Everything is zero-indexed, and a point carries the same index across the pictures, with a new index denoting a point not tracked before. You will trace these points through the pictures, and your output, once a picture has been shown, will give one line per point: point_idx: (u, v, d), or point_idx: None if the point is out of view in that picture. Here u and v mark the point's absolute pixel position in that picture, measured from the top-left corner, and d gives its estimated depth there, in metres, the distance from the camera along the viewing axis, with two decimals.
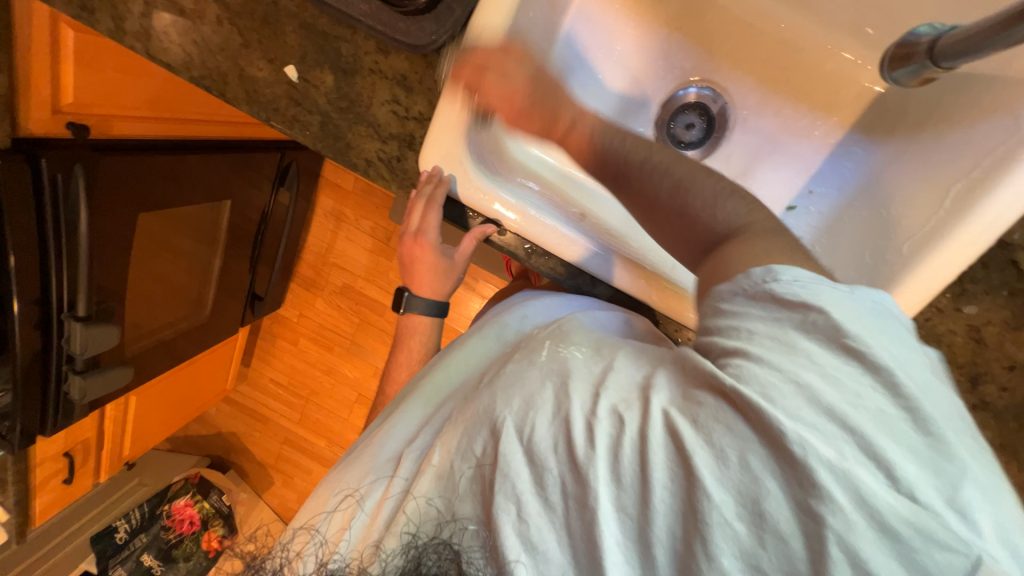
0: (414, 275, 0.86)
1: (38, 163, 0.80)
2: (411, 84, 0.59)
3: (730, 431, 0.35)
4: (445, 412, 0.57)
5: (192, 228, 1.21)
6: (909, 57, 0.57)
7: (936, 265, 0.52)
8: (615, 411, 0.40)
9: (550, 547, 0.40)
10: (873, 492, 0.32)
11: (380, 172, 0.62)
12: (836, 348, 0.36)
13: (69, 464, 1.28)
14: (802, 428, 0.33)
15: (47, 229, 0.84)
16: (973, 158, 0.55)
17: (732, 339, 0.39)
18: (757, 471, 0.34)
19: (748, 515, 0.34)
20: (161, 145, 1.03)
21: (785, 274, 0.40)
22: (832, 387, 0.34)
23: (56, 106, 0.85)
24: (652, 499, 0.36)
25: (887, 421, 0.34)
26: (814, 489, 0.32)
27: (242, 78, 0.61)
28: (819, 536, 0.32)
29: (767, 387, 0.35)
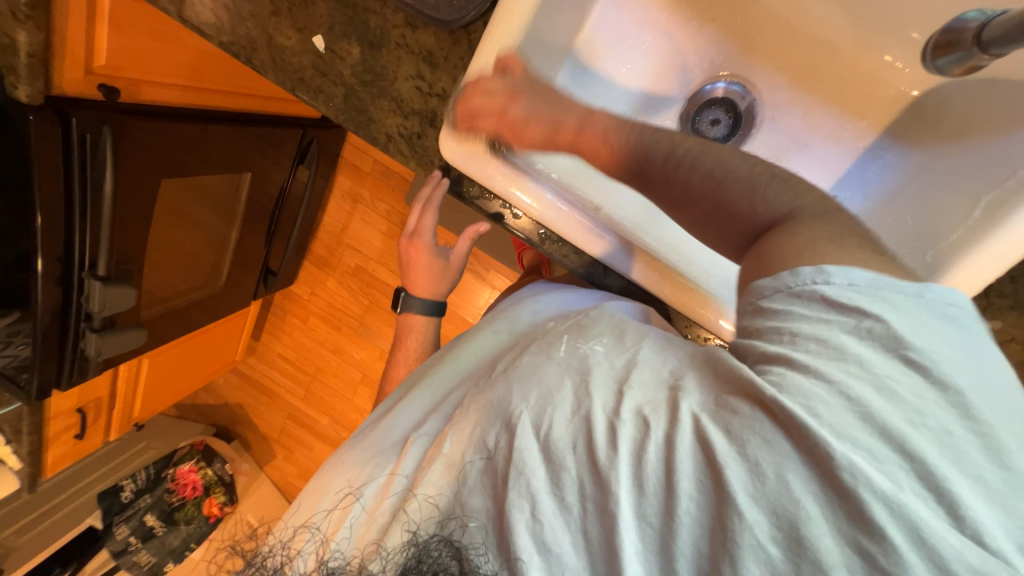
0: (411, 275, 0.93)
1: (69, 121, 0.82)
2: (437, 60, 0.59)
3: (768, 445, 0.35)
4: (455, 399, 0.57)
5: (212, 199, 1.23)
6: (955, 44, 0.56)
7: (963, 277, 0.51)
8: (639, 413, 0.40)
9: (565, 551, 0.41)
10: (930, 526, 0.31)
11: (399, 148, 0.62)
12: (894, 358, 0.35)
13: (81, 420, 1.32)
14: (853, 451, 0.33)
15: (74, 188, 0.86)
16: (1010, 163, 0.53)
17: (776, 344, 0.38)
18: (797, 491, 0.33)
19: (784, 538, 0.33)
20: (187, 114, 1.05)
21: (840, 275, 0.38)
22: (887, 406, 0.34)
23: (89, 67, 0.86)
24: (678, 510, 0.36)
25: (951, 444, 0.33)
26: (866, 523, 0.32)
27: (270, 46, 0.61)
28: (865, 569, 0.32)
29: (816, 402, 0.34)
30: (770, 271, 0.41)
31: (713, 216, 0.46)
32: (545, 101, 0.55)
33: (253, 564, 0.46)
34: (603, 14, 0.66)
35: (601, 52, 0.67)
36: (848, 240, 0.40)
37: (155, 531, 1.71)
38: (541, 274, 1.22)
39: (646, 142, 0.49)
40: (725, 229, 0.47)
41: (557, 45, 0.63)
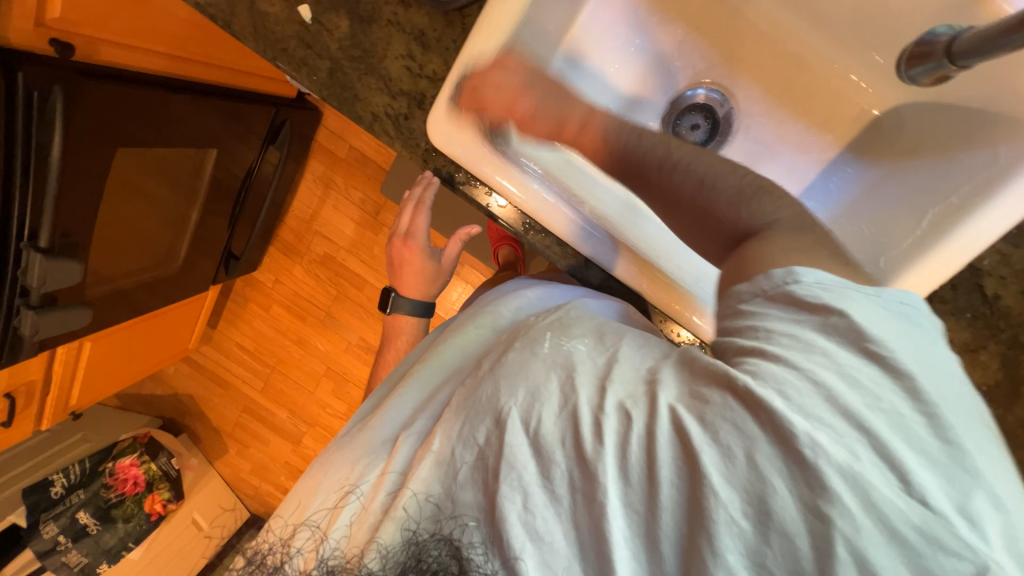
0: (404, 278, 0.92)
1: (15, 76, 0.74)
2: (429, 42, 0.58)
3: (736, 429, 0.36)
4: (442, 397, 0.56)
5: (172, 175, 1.16)
6: (927, 55, 0.57)
7: (911, 283, 0.55)
8: (621, 407, 0.40)
9: (557, 540, 0.41)
10: (881, 493, 0.33)
11: (385, 129, 0.61)
12: (856, 349, 0.36)
13: (9, 406, 1.21)
14: (815, 430, 0.34)
15: (15, 148, 0.78)
16: (953, 183, 0.58)
17: (751, 339, 0.39)
18: (764, 468, 0.35)
19: (755, 513, 0.34)
20: (150, 79, 0.98)
21: (807, 275, 0.40)
22: (846, 386, 0.35)
23: (41, 20, 0.80)
24: (660, 497, 0.37)
25: (903, 424, 0.35)
26: (824, 492, 0.33)
27: (252, 12, 0.59)
28: (826, 535, 0.33)
29: (784, 385, 0.35)
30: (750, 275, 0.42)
31: (708, 222, 0.47)
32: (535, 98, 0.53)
33: (253, 562, 0.52)
34: (593, 12, 0.68)
35: (591, 48, 0.69)
36: (806, 245, 0.43)
37: (87, 530, 1.58)
38: (517, 271, 1.23)
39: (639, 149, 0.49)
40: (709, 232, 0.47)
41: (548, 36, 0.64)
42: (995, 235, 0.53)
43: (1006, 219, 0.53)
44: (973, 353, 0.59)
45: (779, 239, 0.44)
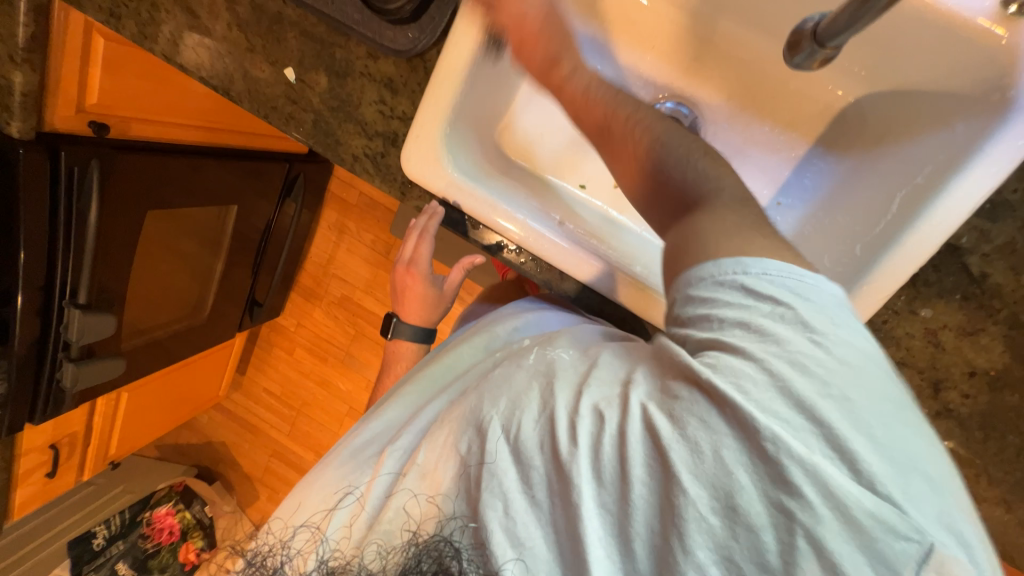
0: (405, 301, 0.93)
1: (59, 155, 0.87)
2: (397, 86, 0.64)
3: (703, 425, 0.36)
4: (433, 408, 0.58)
5: (197, 232, 1.27)
6: (798, 44, 0.57)
7: (888, 269, 0.55)
8: (595, 409, 0.40)
9: (536, 543, 0.42)
10: (838, 483, 0.34)
11: (365, 167, 0.67)
12: (805, 336, 0.37)
13: (53, 457, 1.29)
14: (774, 424, 0.34)
15: (60, 218, 0.90)
16: (915, 167, 0.59)
17: (705, 330, 0.40)
18: (731, 464, 0.35)
19: (722, 508, 0.35)
20: (176, 148, 1.10)
21: (755, 266, 0.40)
22: (802, 377, 0.36)
23: (81, 106, 0.92)
24: (632, 495, 0.38)
25: (855, 411, 0.35)
26: (787, 485, 0.34)
27: (246, 78, 0.67)
28: (788, 528, 0.34)
29: (744, 379, 0.36)
30: (698, 261, 0.43)
31: (660, 189, 0.49)
32: (515, 73, 0.55)
33: (252, 564, 0.50)
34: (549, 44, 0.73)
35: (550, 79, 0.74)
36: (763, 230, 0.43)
37: None
38: None
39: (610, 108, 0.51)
40: (665, 201, 0.49)
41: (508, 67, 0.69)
42: (960, 216, 0.53)
43: (974, 196, 0.53)
44: (971, 337, 0.57)
45: (731, 227, 0.43)
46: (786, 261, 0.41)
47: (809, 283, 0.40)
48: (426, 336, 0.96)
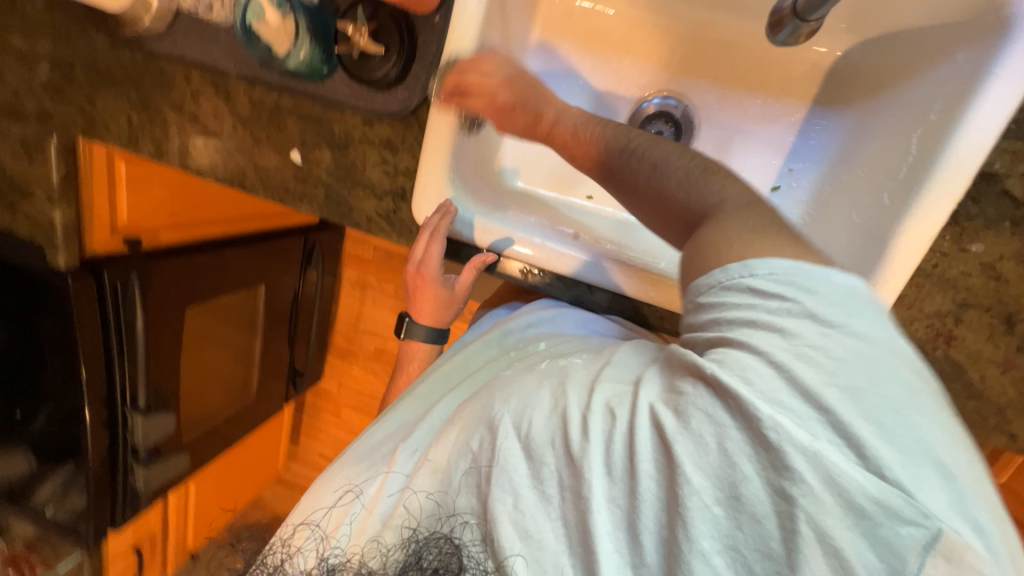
0: (417, 299, 0.81)
1: (101, 275, 0.94)
2: (396, 145, 0.66)
3: (709, 419, 0.35)
4: (445, 411, 0.58)
5: (234, 317, 1.33)
6: (780, 22, 0.57)
7: (919, 216, 0.54)
8: (607, 406, 0.40)
9: (546, 536, 0.41)
10: (844, 469, 0.32)
11: (381, 226, 0.70)
12: (814, 327, 0.36)
13: (138, 559, 1.35)
14: (778, 412, 0.33)
15: (111, 330, 0.98)
16: (925, 104, 0.57)
17: (715, 331, 0.40)
18: (734, 455, 0.34)
19: (726, 498, 0.34)
20: (201, 245, 1.16)
21: (763, 268, 0.39)
22: (809, 367, 0.34)
23: (114, 226, 0.97)
24: (640, 490, 0.37)
25: (864, 398, 0.34)
26: (788, 472, 0.33)
27: (257, 170, 0.71)
28: (790, 515, 0.33)
29: (745, 371, 0.35)
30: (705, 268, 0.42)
31: (664, 203, 0.49)
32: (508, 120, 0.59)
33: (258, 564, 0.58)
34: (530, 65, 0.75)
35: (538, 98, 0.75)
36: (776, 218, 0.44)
37: None
38: None
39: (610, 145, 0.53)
40: (671, 215, 0.49)
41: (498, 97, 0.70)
42: (984, 148, 0.51)
43: (993, 122, 0.51)
44: None
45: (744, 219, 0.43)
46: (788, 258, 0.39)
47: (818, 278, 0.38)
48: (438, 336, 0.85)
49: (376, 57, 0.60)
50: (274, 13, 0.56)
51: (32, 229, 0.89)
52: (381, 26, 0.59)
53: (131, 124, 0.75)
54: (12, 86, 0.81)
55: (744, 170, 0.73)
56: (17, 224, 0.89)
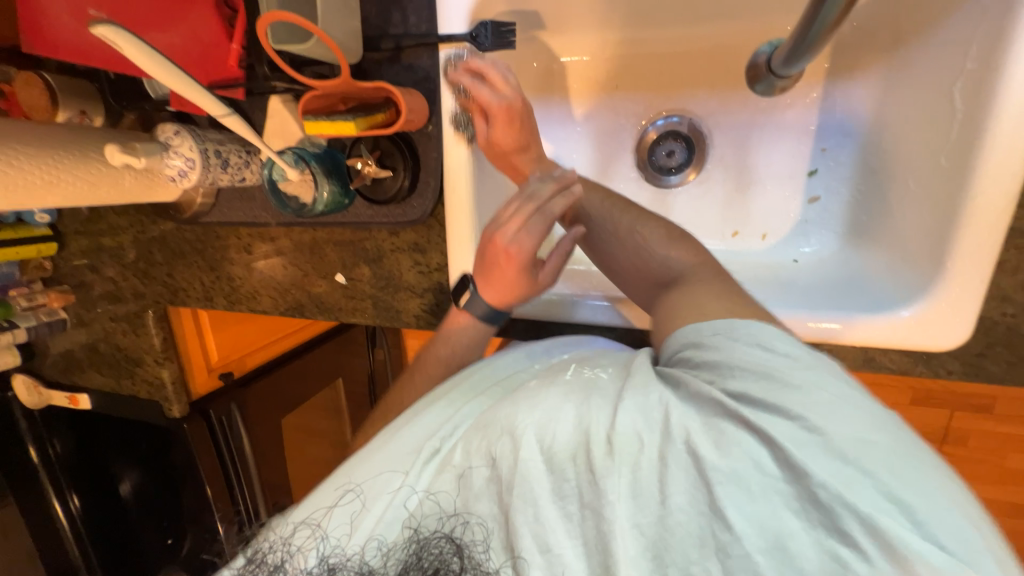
0: (489, 276, 0.58)
1: (208, 413, 1.07)
2: (424, 246, 0.70)
3: (755, 466, 0.38)
4: (471, 408, 0.53)
5: (322, 409, 1.44)
6: (758, 75, 0.67)
7: (989, 179, 0.48)
8: (637, 433, 0.42)
9: (565, 552, 0.42)
10: (891, 529, 0.35)
11: (428, 320, 0.73)
12: (835, 389, 0.40)
13: None
14: (828, 473, 0.36)
15: (225, 456, 1.11)
16: (959, 53, 0.51)
17: (730, 380, 0.42)
18: (778, 506, 0.37)
19: (767, 545, 0.37)
20: (279, 360, 1.27)
21: (743, 332, 0.44)
22: (841, 429, 0.38)
23: (209, 366, 1.10)
24: (671, 522, 0.40)
25: (903, 461, 0.37)
26: (835, 527, 0.36)
27: (312, 297, 0.78)
28: (840, 574, 0.36)
29: (786, 433, 0.38)
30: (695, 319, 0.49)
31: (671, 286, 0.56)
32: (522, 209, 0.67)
33: (252, 561, 0.52)
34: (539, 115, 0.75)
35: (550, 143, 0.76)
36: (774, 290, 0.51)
37: None
38: None
39: (602, 212, 0.62)
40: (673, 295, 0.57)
41: None
42: None
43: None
44: None
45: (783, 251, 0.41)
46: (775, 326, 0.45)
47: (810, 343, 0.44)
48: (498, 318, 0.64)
49: (387, 178, 0.65)
50: (292, 169, 0.61)
51: (148, 389, 1.02)
52: (384, 150, 0.64)
53: (205, 285, 0.86)
54: (108, 277, 0.96)
55: (770, 164, 0.69)
56: (138, 388, 1.04)
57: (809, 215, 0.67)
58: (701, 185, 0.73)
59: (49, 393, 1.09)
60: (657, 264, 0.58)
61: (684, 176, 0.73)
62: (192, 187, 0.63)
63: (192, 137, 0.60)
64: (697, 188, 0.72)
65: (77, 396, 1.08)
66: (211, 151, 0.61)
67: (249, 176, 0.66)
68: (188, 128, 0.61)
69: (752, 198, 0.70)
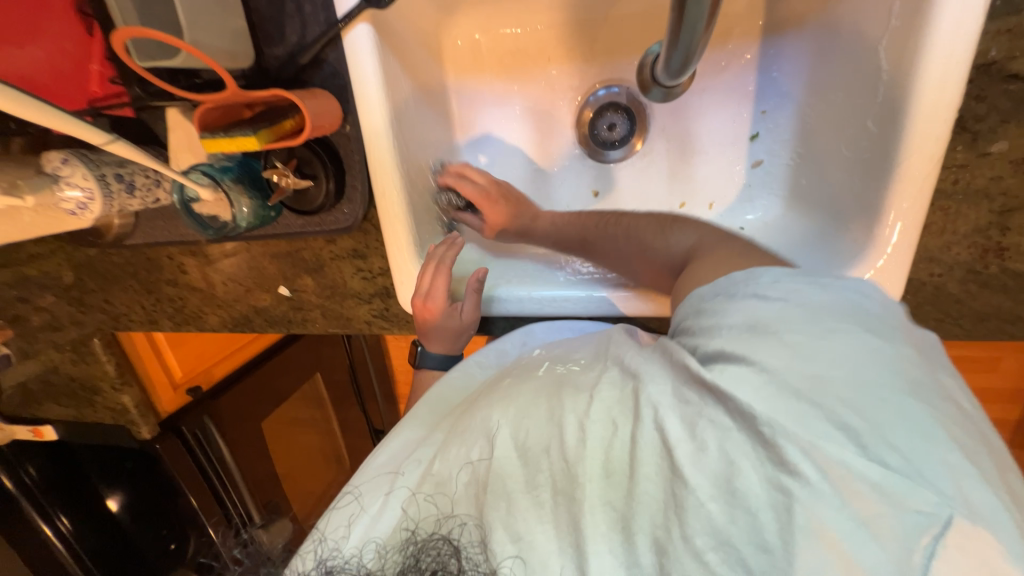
0: (423, 327, 0.65)
1: (181, 429, 1.06)
2: (364, 252, 0.67)
3: (713, 424, 0.37)
4: (442, 427, 0.57)
5: (306, 398, 1.43)
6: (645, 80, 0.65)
7: (914, 143, 0.47)
8: (609, 416, 0.42)
9: (536, 538, 0.41)
10: (841, 461, 0.34)
11: (381, 324, 0.71)
12: (812, 332, 0.39)
13: None
14: (774, 415, 0.36)
15: (206, 468, 1.11)
16: (881, 11, 0.49)
17: (711, 341, 0.42)
18: (731, 453, 0.36)
19: (722, 494, 0.36)
20: (252, 362, 1.22)
21: (766, 276, 0.45)
22: (793, 370, 0.37)
23: (174, 383, 1.07)
24: (637, 491, 0.39)
25: (864, 393, 0.36)
26: (785, 466, 0.34)
27: (257, 311, 0.76)
28: (787, 508, 0.34)
29: (743, 381, 0.37)
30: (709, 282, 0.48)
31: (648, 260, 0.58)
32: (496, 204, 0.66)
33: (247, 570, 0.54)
34: (462, 102, 0.71)
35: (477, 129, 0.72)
36: (714, 266, 0.50)
37: None
38: None
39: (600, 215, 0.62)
40: (657, 270, 0.57)
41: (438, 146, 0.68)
42: (966, 45, 0.44)
43: (969, 12, 0.44)
44: None
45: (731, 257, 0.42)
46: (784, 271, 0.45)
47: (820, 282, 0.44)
48: (450, 359, 0.71)
49: (310, 187, 0.61)
50: (205, 191, 0.57)
51: (111, 415, 1.00)
52: (301, 158, 0.60)
53: (147, 308, 0.82)
54: (43, 307, 0.90)
55: (711, 130, 0.67)
56: (100, 414, 1.02)
57: (753, 179, 0.66)
58: (644, 158, 0.70)
59: (11, 428, 1.06)
60: (659, 252, 0.56)
61: (628, 150, 0.70)
62: (100, 217, 0.59)
63: (83, 164, 0.55)
64: (641, 160, 0.70)
65: (40, 429, 1.06)
66: (110, 177, 0.56)
67: (163, 196, 0.62)
68: (78, 153, 0.55)
69: (695, 167, 0.68)
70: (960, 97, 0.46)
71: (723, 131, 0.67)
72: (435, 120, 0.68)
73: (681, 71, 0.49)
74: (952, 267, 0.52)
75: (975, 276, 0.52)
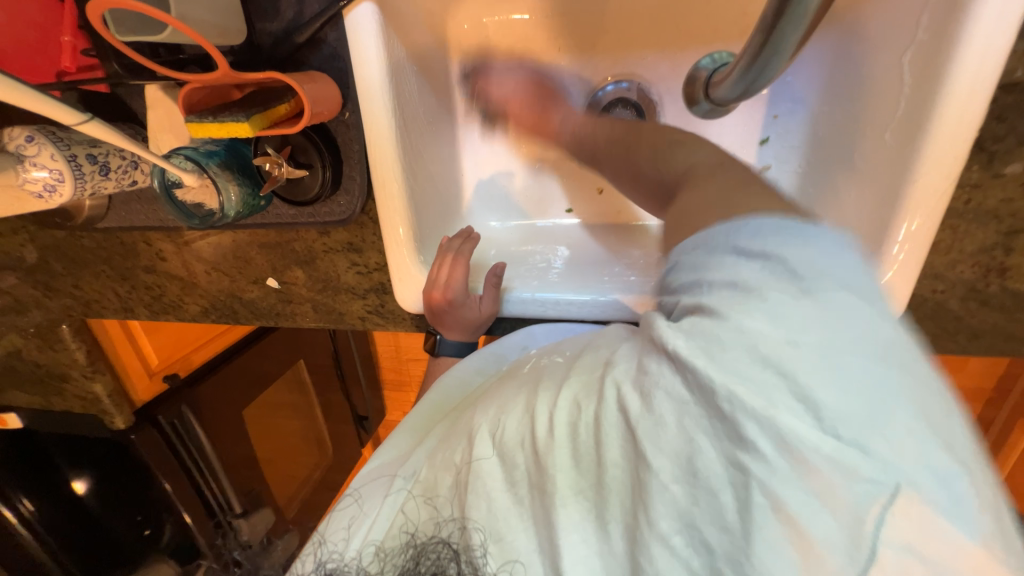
0: (441, 319, 0.63)
1: (157, 420, 1.02)
2: (360, 246, 0.64)
3: (669, 396, 0.33)
4: (432, 434, 0.55)
5: (292, 384, 1.38)
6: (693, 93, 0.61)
7: (932, 158, 0.47)
8: (574, 401, 0.38)
9: (518, 540, 0.39)
10: (799, 435, 0.29)
11: (375, 320, 0.68)
12: (796, 287, 0.32)
13: None
14: (732, 382, 0.30)
15: (185, 460, 1.07)
16: (911, 18, 0.48)
17: (694, 296, 0.36)
18: (690, 430, 0.32)
19: (684, 474, 0.32)
20: (234, 348, 1.17)
21: (741, 227, 0.36)
22: (764, 328, 0.31)
23: (150, 371, 1.01)
24: (607, 478, 0.35)
25: (835, 357, 0.30)
26: (740, 441, 0.30)
27: (243, 302, 0.72)
28: (744, 484, 0.30)
29: (712, 344, 0.32)
30: (693, 233, 0.40)
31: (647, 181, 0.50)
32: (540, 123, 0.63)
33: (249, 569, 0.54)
34: (461, 83, 0.67)
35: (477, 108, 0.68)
36: None
37: None
38: None
39: (607, 141, 0.56)
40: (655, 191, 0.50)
41: (437, 129, 0.64)
42: (998, 64, 0.43)
43: (1005, 25, 0.42)
44: None
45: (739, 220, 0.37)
46: (776, 217, 0.36)
47: (807, 227, 0.36)
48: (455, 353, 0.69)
49: (304, 177, 0.57)
50: (188, 176, 0.52)
51: (83, 404, 0.95)
52: (295, 146, 0.56)
53: (121, 295, 0.77)
54: (5, 289, 0.84)
55: (722, 132, 0.65)
56: (70, 404, 0.96)
57: None
58: None
59: None
60: (661, 181, 0.48)
61: None
62: (70, 201, 0.54)
63: (51, 143, 0.50)
64: None
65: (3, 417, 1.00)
66: (81, 157, 0.51)
67: (140, 178, 0.58)
68: (45, 132, 0.50)
69: None
70: (982, 117, 0.46)
71: (734, 134, 0.65)
72: (436, 107, 0.64)
73: (734, 99, 0.49)
74: (955, 284, 0.53)
75: (976, 294, 0.53)
